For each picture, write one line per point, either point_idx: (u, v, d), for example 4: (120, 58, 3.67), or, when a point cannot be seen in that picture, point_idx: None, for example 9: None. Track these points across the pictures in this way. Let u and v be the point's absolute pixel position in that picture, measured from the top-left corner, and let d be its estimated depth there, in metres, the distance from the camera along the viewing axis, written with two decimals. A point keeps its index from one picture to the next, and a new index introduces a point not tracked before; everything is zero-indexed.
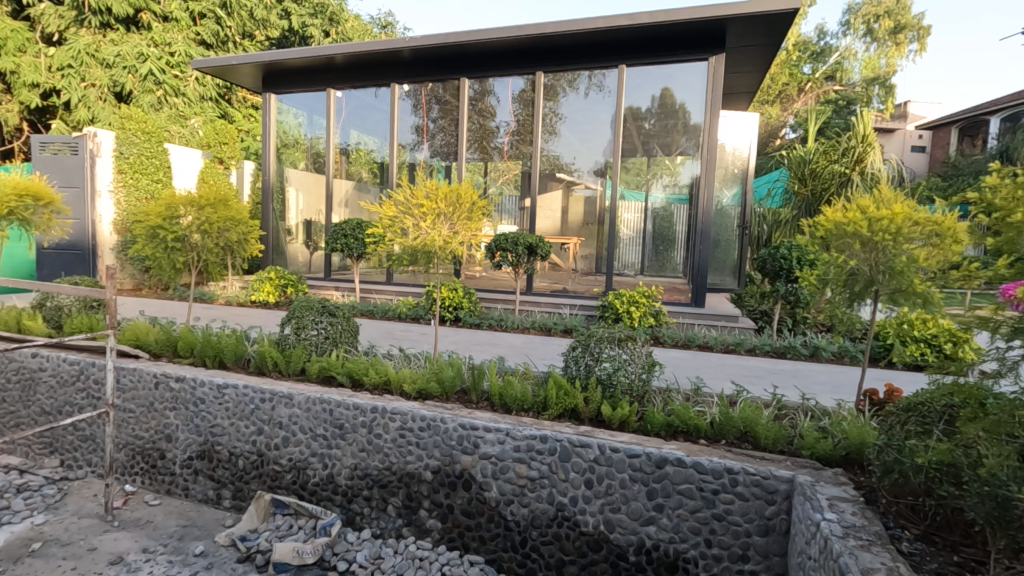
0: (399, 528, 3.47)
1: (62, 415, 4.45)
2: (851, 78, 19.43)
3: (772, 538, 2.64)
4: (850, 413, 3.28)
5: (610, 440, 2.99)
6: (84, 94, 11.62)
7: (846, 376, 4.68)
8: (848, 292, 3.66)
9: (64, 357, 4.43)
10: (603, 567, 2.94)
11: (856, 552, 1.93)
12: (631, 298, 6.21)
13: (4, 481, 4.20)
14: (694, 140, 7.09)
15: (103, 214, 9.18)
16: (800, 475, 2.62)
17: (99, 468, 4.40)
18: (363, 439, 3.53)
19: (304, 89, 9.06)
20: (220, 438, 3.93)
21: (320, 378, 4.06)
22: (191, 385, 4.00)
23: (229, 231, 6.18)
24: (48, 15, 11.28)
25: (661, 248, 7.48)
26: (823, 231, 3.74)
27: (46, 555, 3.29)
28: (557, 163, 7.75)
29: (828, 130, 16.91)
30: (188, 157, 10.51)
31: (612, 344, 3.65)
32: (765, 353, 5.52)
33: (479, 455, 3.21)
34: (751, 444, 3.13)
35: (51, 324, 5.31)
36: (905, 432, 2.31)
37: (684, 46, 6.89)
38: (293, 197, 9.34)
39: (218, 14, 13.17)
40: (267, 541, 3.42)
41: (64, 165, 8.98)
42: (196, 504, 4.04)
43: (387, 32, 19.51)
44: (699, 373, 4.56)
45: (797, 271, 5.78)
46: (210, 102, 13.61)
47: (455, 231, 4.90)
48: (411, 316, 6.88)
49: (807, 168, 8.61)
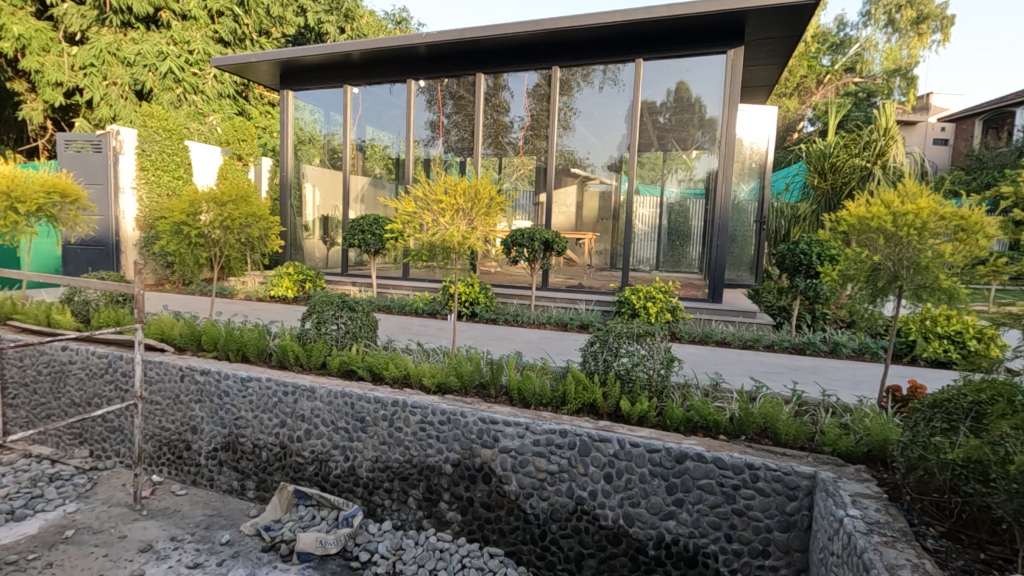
0: (419, 520, 3.53)
1: (91, 406, 4.58)
2: (871, 69, 18.99)
3: (793, 534, 2.64)
4: (873, 410, 3.26)
5: (629, 435, 3.00)
6: (106, 93, 11.82)
7: (868, 372, 4.64)
8: (871, 288, 3.62)
9: (93, 350, 4.54)
10: (623, 561, 2.96)
11: (880, 549, 1.92)
12: (648, 293, 6.17)
13: (37, 471, 4.33)
14: (710, 134, 7.06)
15: (126, 211, 9.36)
16: (822, 471, 2.61)
17: (127, 459, 4.52)
18: (384, 433, 3.58)
19: (320, 86, 9.13)
20: (244, 430, 4.01)
21: (341, 372, 4.12)
22: (216, 377, 4.08)
23: (250, 227, 6.25)
24: (71, 15, 11.46)
25: (676, 244, 7.42)
26: (844, 225, 3.70)
27: (79, 542, 3.39)
28: (572, 158, 7.73)
29: (847, 123, 16.63)
30: (207, 154, 10.68)
31: (631, 339, 3.66)
32: (784, 349, 5.48)
33: (499, 448, 3.24)
34: (771, 440, 3.12)
35: (80, 318, 5.43)
36: (930, 429, 2.28)
37: (702, 39, 6.82)
38: (310, 193, 9.43)
39: (235, 11, 13.29)
40: (290, 531, 3.48)
41: (88, 162, 9.18)
42: (220, 494, 4.13)
43: (401, 29, 19.55)
44: (718, 369, 4.55)
45: (817, 267, 5.70)
46: (228, 99, 13.80)
47: (473, 227, 4.91)
48: (428, 311, 6.94)
49: (827, 162, 8.48)
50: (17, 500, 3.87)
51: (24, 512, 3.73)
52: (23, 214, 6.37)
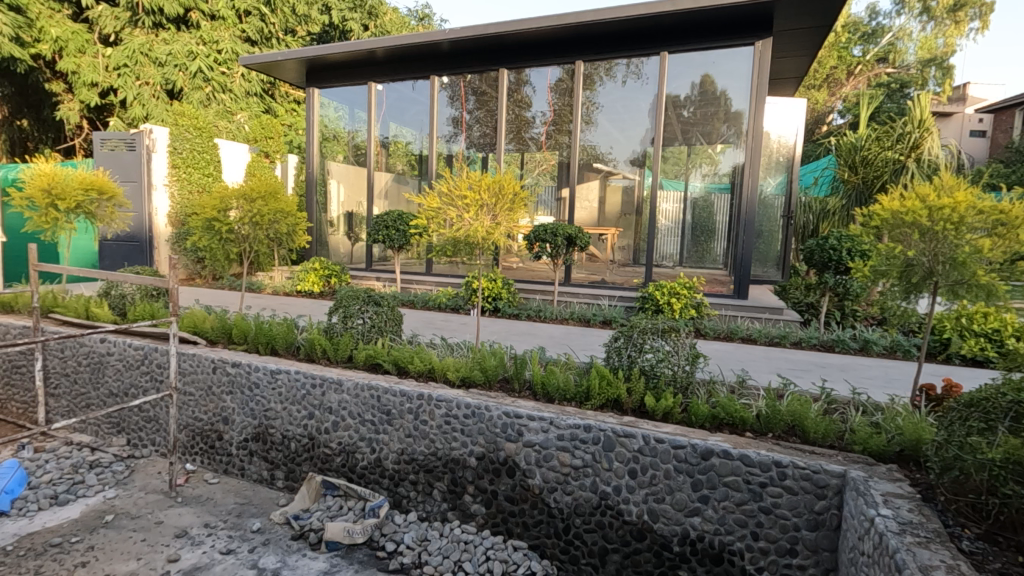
0: (444, 512, 3.57)
1: (128, 396, 4.74)
2: (904, 59, 18.40)
3: (822, 533, 2.60)
4: (905, 409, 3.20)
5: (654, 431, 2.99)
6: (139, 92, 12.13)
7: (901, 371, 4.53)
8: (904, 284, 3.53)
9: (129, 342, 4.70)
10: (647, 557, 2.95)
11: (913, 549, 1.89)
12: (672, 289, 6.13)
13: (78, 458, 4.50)
14: (736, 128, 6.95)
15: (159, 207, 9.62)
16: (853, 470, 2.57)
17: (162, 447, 4.67)
18: (409, 425, 3.63)
19: (345, 84, 9.24)
20: (274, 421, 4.11)
21: (367, 365, 4.19)
22: (246, 370, 4.19)
23: (279, 223, 6.33)
24: (105, 17, 11.79)
25: (701, 239, 7.36)
26: (877, 220, 3.59)
27: (118, 527, 3.53)
28: (595, 153, 7.69)
29: (879, 115, 16.13)
30: (235, 152, 10.93)
31: (655, 335, 3.64)
32: (812, 346, 5.38)
33: (523, 442, 3.27)
34: (799, 438, 3.07)
35: (116, 311, 5.62)
36: (967, 428, 2.22)
37: (729, 30, 6.70)
38: (335, 189, 9.56)
39: (262, 11, 13.52)
40: (318, 520, 3.56)
41: (122, 160, 9.44)
42: (251, 483, 4.24)
43: (423, 25, 19.57)
44: (744, 366, 4.50)
45: (847, 263, 5.59)
46: (255, 97, 14.05)
47: (497, 222, 4.92)
48: (451, 307, 6.99)
49: (858, 155, 8.26)
50: (60, 485, 4.04)
51: (67, 497, 3.89)
52: (63, 210, 6.61)
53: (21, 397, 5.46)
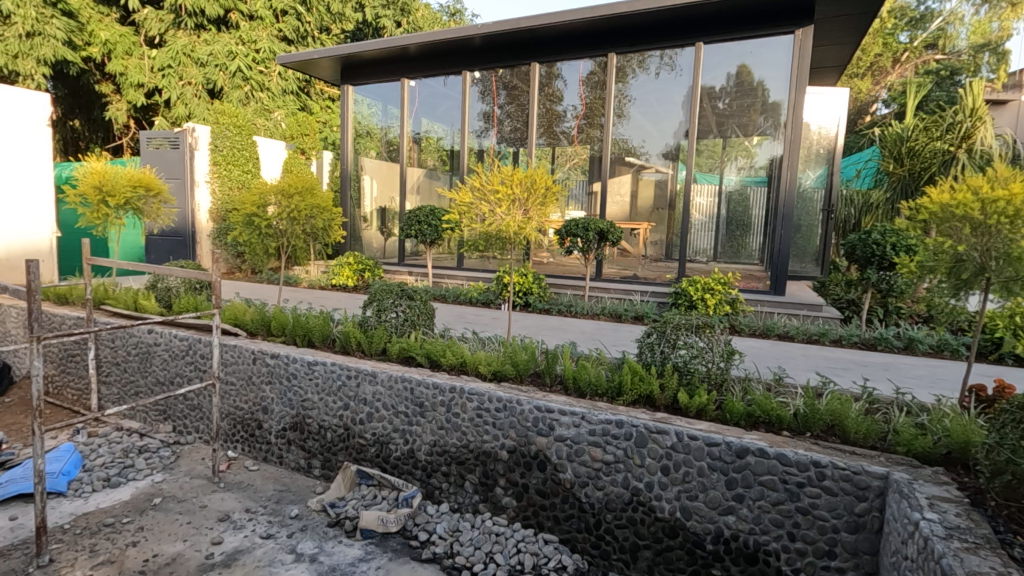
0: (475, 504, 3.61)
1: (173, 385, 4.94)
2: (956, 45, 17.46)
3: (863, 536, 2.53)
4: (953, 410, 3.07)
5: (688, 428, 2.96)
6: (182, 92, 12.54)
7: (948, 371, 4.36)
8: (954, 280, 3.38)
9: (175, 334, 4.89)
10: (679, 554, 2.93)
11: (961, 555, 1.82)
12: (706, 285, 6.01)
13: (128, 443, 4.71)
14: (774, 119, 6.77)
15: (201, 203, 9.97)
16: (896, 472, 2.49)
17: (206, 435, 4.86)
18: (442, 418, 3.68)
19: (378, 80, 9.38)
20: (311, 411, 4.22)
21: (400, 358, 4.26)
22: (285, 361, 4.32)
23: (315, 218, 6.49)
24: (151, 19, 12.28)
25: (735, 233, 7.14)
26: (924, 213, 3.46)
27: (165, 510, 3.69)
28: (626, 147, 7.61)
29: (926, 103, 15.37)
30: (273, 149, 11.27)
31: (689, 331, 3.59)
32: (853, 345, 5.21)
33: (554, 437, 3.27)
34: (839, 438, 2.99)
35: (163, 303, 5.88)
36: (1021, 431, 2.12)
37: (767, 19, 6.52)
38: (368, 185, 9.71)
39: (298, 10, 13.77)
40: (353, 509, 3.65)
41: (166, 158, 9.84)
42: (289, 471, 4.37)
43: (454, 20, 19.56)
44: (781, 363, 4.40)
45: (892, 258, 5.41)
46: (291, 95, 14.29)
47: (529, 217, 4.89)
48: (482, 301, 7.04)
49: (904, 146, 7.93)
50: (112, 468, 4.24)
51: (118, 480, 4.09)
52: (113, 206, 6.92)
53: (76, 384, 5.75)
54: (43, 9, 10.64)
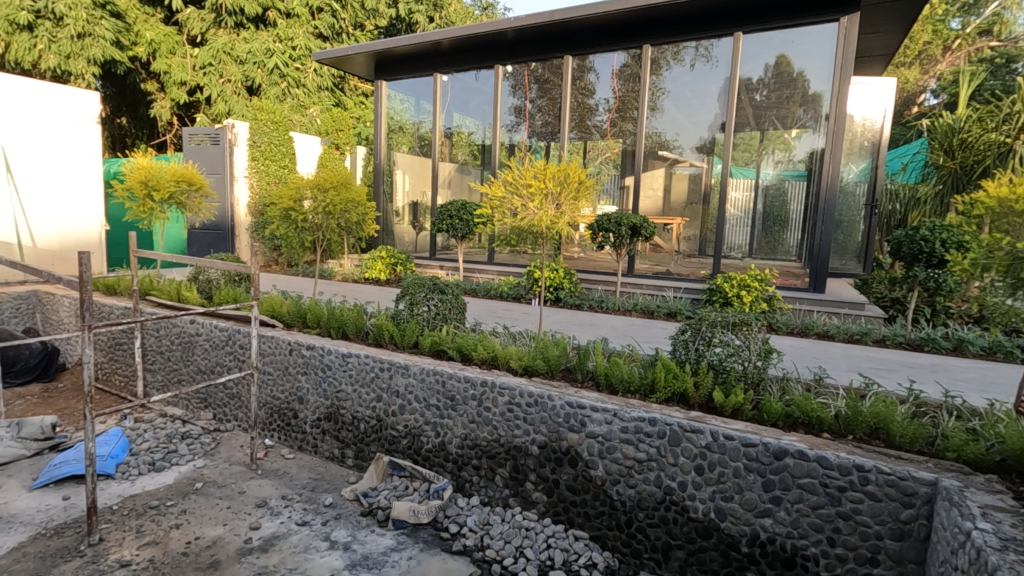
0: (506, 498, 3.62)
1: (214, 373, 5.10)
2: (1013, 30, 16.32)
3: (908, 544, 2.43)
4: (1007, 415, 2.92)
5: (724, 427, 2.90)
6: (222, 89, 12.88)
7: (1001, 374, 4.15)
8: (1012, 279, 3.17)
9: (216, 324, 5.05)
10: (712, 556, 2.87)
11: (1016, 567, 1.73)
12: (743, 282, 5.87)
13: (171, 429, 4.88)
14: (814, 111, 6.54)
15: (239, 197, 10.26)
16: (945, 479, 2.38)
17: (244, 423, 5.01)
18: (473, 411, 3.69)
19: (411, 76, 9.45)
20: (345, 402, 4.30)
21: (432, 351, 4.29)
22: (320, 352, 4.40)
23: (349, 212, 6.60)
24: (193, 19, 12.62)
25: (773, 229, 6.93)
26: (981, 208, 3.25)
27: (206, 494, 3.82)
28: (660, 140, 7.47)
29: (980, 93, 14.56)
30: (308, 144, 11.51)
31: (725, 329, 3.51)
32: (897, 345, 5.01)
33: (585, 433, 3.25)
34: (883, 441, 2.88)
35: (204, 294, 6.09)
36: None
37: (810, 7, 6.29)
38: (400, 180, 9.81)
39: (334, 7, 13.96)
40: (385, 499, 3.70)
41: (207, 154, 10.14)
42: (323, 460, 4.45)
43: (487, 14, 19.54)
44: (821, 363, 4.27)
45: (941, 254, 5.18)
46: (326, 91, 14.51)
47: (561, 211, 4.84)
48: (513, 296, 7.04)
49: (955, 137, 7.52)
50: (156, 453, 4.40)
51: (162, 464, 4.25)
52: (157, 201, 7.17)
53: (123, 371, 6.00)
54: (93, 11, 11.08)
